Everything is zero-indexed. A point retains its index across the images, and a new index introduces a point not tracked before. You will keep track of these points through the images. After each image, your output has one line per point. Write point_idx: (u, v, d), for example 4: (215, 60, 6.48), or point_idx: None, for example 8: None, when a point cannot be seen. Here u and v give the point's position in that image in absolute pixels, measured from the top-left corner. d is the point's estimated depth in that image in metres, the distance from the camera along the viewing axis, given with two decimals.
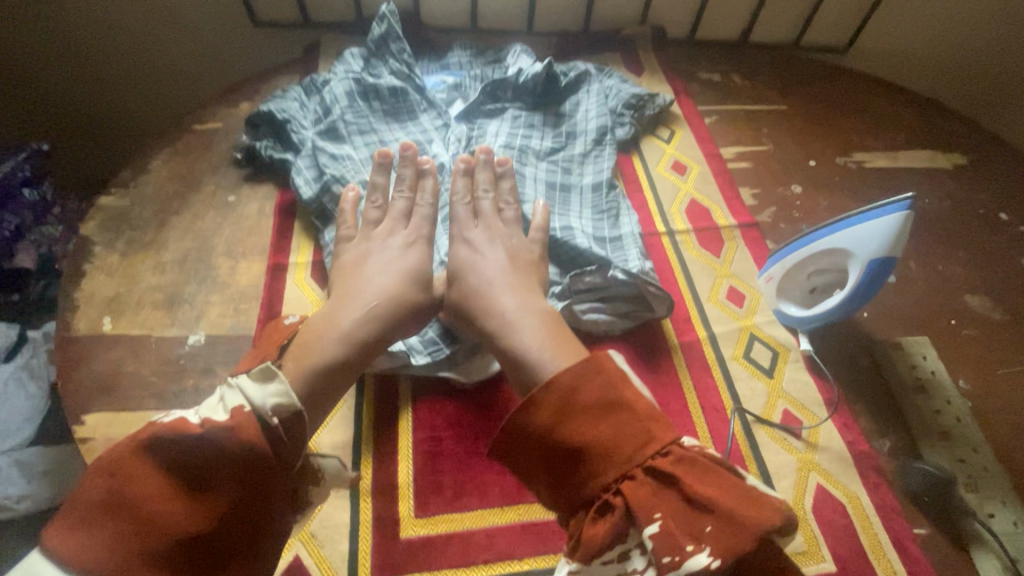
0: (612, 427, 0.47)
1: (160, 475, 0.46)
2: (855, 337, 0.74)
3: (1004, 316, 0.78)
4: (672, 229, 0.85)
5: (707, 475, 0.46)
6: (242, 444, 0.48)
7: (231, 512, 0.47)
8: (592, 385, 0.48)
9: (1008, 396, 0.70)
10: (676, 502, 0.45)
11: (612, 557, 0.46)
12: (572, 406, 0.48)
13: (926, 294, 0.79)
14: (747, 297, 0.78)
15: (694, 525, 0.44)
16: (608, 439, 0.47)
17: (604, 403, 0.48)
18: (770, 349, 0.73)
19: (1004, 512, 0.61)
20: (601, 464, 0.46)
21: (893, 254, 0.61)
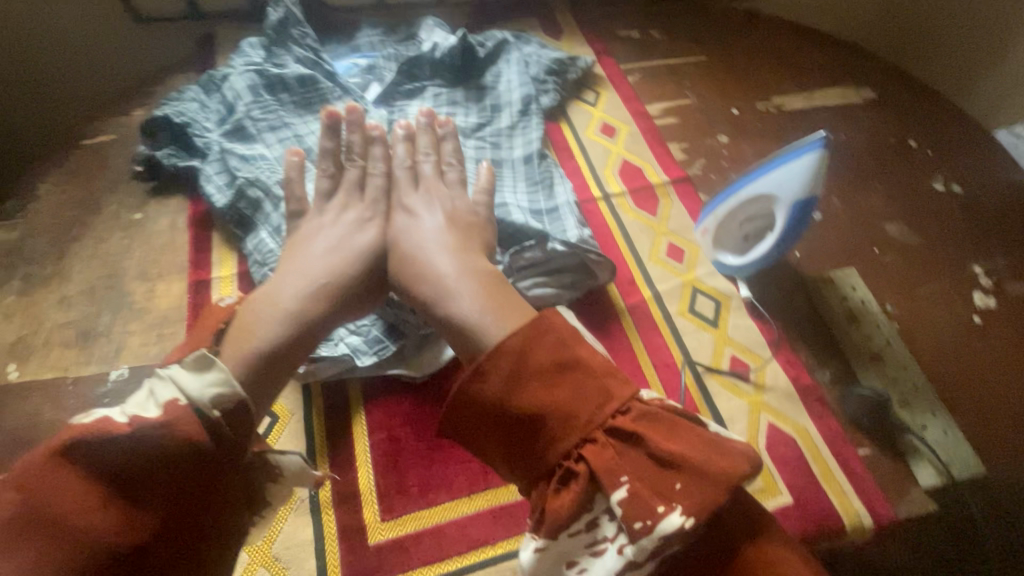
0: (568, 391, 0.46)
1: (86, 485, 0.40)
2: (790, 277, 0.76)
3: (920, 239, 0.83)
4: (608, 193, 0.85)
5: (670, 430, 0.46)
6: (186, 444, 0.43)
7: (172, 520, 0.42)
8: (541, 353, 0.47)
9: (929, 314, 0.75)
10: (642, 462, 0.45)
11: (582, 526, 0.46)
12: (525, 369, 0.46)
13: (849, 227, 0.83)
14: (686, 252, 0.79)
15: (664, 484, 0.44)
16: (566, 407, 0.45)
17: (558, 364, 0.47)
18: (712, 300, 0.75)
19: (935, 422, 0.66)
20: (558, 430, 0.45)
21: (812, 192, 0.63)
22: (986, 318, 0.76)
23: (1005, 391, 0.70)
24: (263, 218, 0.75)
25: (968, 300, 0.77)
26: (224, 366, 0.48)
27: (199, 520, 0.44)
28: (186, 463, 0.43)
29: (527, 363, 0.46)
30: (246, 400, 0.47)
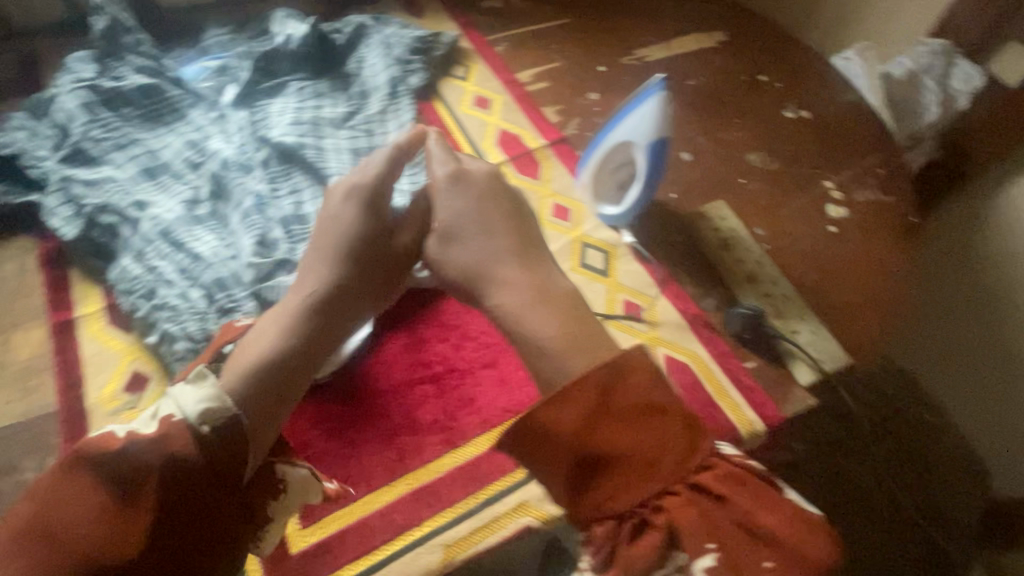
0: (651, 433, 0.47)
1: (82, 506, 0.41)
2: (668, 217, 0.81)
3: (778, 164, 0.90)
4: (490, 164, 0.86)
5: (756, 497, 0.48)
6: (184, 460, 0.44)
7: (172, 542, 0.43)
8: (617, 397, 0.47)
9: (792, 231, 0.82)
10: (732, 530, 0.46)
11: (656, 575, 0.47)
12: (609, 409, 0.47)
13: (716, 164, 0.89)
14: (571, 209, 0.82)
15: (754, 562, 0.45)
16: (645, 452, 0.47)
17: (645, 405, 0.47)
18: (600, 250, 0.78)
19: (804, 326, 0.73)
20: (635, 478, 0.47)
21: (661, 134, 0.65)
22: (841, 226, 0.84)
23: (861, 287, 0.79)
24: (123, 245, 0.70)
25: (823, 212, 0.85)
26: (216, 383, 0.48)
27: (204, 539, 0.44)
28: (188, 478, 0.44)
29: (608, 405, 0.47)
30: (236, 415, 0.47)
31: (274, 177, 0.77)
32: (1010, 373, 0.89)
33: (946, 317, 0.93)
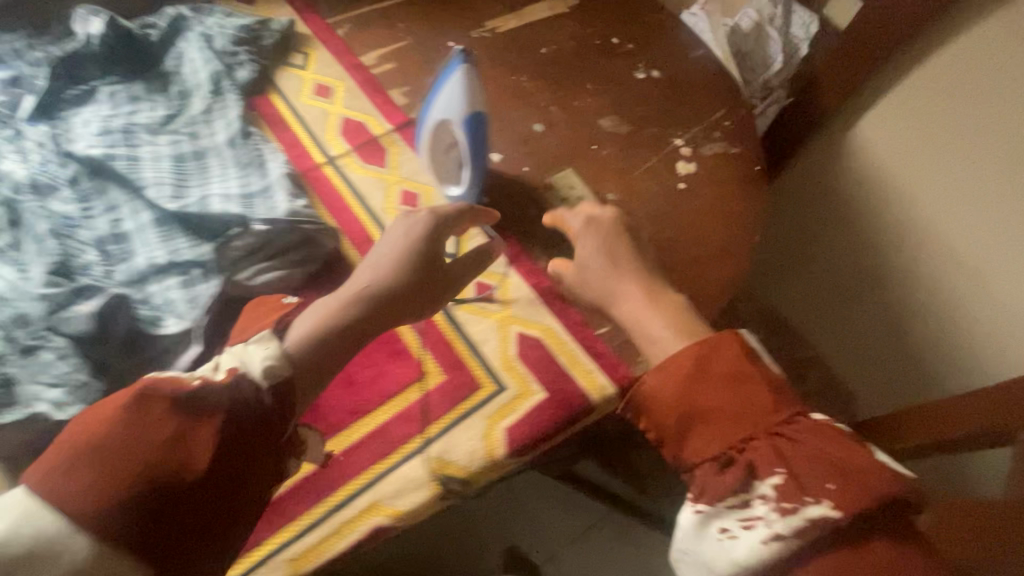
0: (731, 394, 0.56)
1: (170, 425, 0.46)
2: (519, 192, 0.81)
3: (630, 128, 0.91)
4: (332, 156, 0.82)
5: (825, 449, 0.52)
6: (256, 400, 0.50)
7: (243, 469, 0.48)
8: (715, 367, 0.57)
9: (643, 194, 0.84)
10: (802, 464, 0.52)
11: (736, 504, 0.52)
12: (705, 371, 0.57)
13: (568, 133, 0.89)
14: (420, 194, 0.79)
15: (816, 484, 0.50)
16: (731, 411, 0.55)
17: (731, 376, 0.56)
18: (451, 236, 0.77)
19: None
20: (727, 426, 0.55)
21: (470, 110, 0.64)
22: (691, 181, 0.85)
23: (710, 239, 0.81)
24: None
25: (673, 170, 0.86)
26: (272, 346, 0.54)
27: (250, 483, 0.49)
28: (244, 421, 0.49)
29: (708, 373, 0.57)
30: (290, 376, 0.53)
31: (85, 197, 0.71)
32: (855, 298, 1.12)
33: (812, 264, 1.18)
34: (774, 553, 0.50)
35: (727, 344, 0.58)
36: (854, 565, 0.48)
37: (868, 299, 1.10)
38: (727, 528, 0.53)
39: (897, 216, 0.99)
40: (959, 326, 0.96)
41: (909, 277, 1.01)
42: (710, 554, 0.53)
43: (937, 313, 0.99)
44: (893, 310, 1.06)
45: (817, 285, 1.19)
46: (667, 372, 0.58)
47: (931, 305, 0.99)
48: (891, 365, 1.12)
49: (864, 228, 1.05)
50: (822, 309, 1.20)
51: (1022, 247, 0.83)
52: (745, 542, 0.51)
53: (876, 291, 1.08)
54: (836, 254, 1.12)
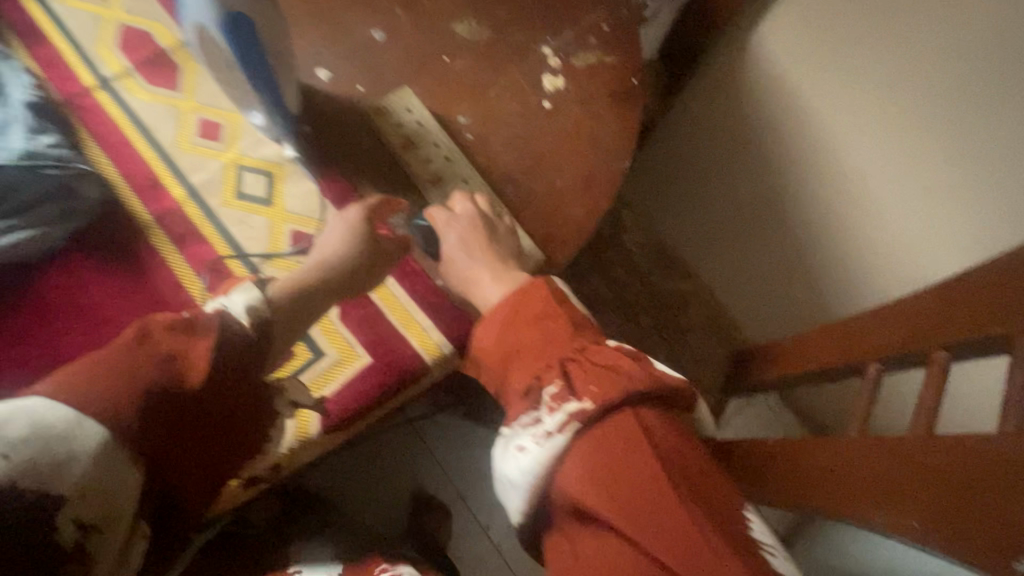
0: (531, 329, 0.52)
1: (158, 349, 0.42)
2: (346, 116, 0.67)
3: (490, 33, 0.76)
4: (105, 77, 0.65)
5: (603, 360, 0.49)
6: (240, 334, 0.46)
7: (224, 402, 0.46)
8: (525, 307, 0.53)
9: (501, 116, 0.72)
10: (579, 373, 0.49)
11: (527, 419, 0.49)
12: (509, 312, 0.53)
13: (415, 40, 0.74)
14: (223, 124, 0.64)
15: (584, 385, 0.48)
16: (532, 346, 0.51)
17: (534, 317, 0.53)
18: (261, 174, 0.63)
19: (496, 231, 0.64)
20: (529, 358, 0.51)
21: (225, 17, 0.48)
22: (556, 99, 0.74)
23: (574, 168, 0.71)
24: None
25: (538, 86, 0.74)
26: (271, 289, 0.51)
27: (230, 419, 0.48)
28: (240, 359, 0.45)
29: (520, 313, 0.53)
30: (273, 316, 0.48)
31: None
32: (735, 229, 1.04)
33: (693, 202, 1.10)
34: (558, 453, 0.46)
35: (534, 284, 0.55)
36: (602, 443, 0.45)
37: (745, 230, 1.03)
38: (519, 446, 0.48)
39: (763, 138, 0.92)
40: (831, 265, 0.91)
41: (777, 205, 0.95)
42: (511, 476, 0.49)
43: (807, 241, 0.93)
44: (769, 240, 0.99)
45: (698, 220, 1.11)
46: (486, 321, 0.54)
47: (802, 232, 0.93)
48: (772, 301, 1.06)
49: (733, 156, 0.98)
50: (708, 243, 1.12)
51: (898, 176, 0.76)
52: (533, 453, 0.47)
53: (753, 221, 1.00)
54: (710, 185, 1.05)
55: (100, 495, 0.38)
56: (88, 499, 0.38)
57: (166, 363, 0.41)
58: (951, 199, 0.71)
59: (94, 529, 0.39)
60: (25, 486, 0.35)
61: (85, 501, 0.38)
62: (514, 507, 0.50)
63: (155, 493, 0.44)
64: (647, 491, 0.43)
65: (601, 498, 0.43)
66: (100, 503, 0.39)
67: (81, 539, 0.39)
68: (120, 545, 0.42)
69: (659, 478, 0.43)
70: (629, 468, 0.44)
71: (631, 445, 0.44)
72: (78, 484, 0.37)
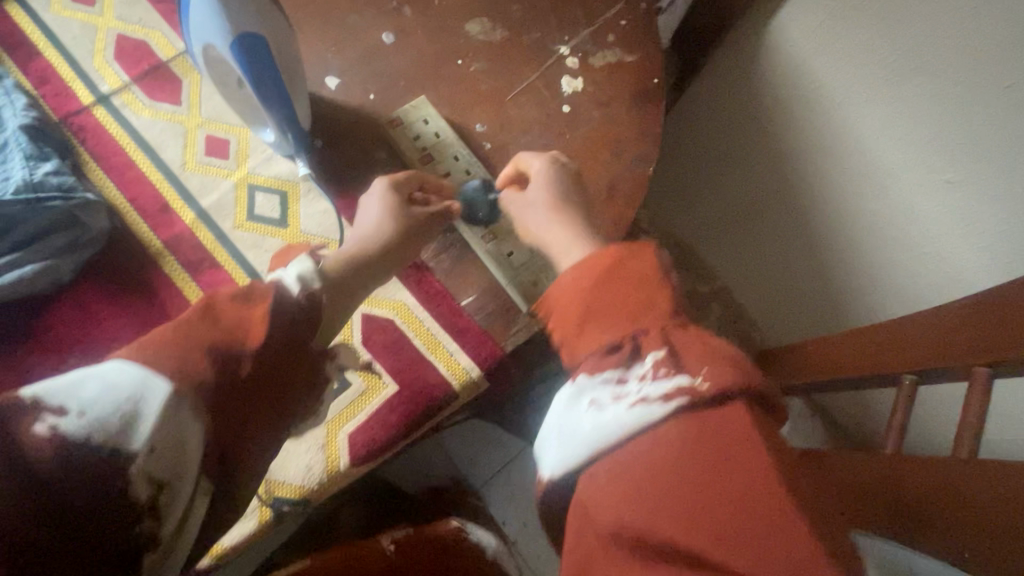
0: (629, 286, 0.47)
1: (229, 316, 0.42)
2: (361, 130, 0.64)
3: (505, 34, 0.73)
4: (103, 93, 0.61)
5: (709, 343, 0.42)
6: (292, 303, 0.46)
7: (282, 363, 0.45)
8: (621, 269, 0.49)
9: (520, 122, 0.69)
10: (685, 345, 0.42)
11: (611, 375, 0.43)
12: (609, 270, 0.49)
13: (427, 44, 0.71)
14: (231, 141, 0.61)
15: (692, 362, 0.41)
16: (620, 305, 0.46)
17: (638, 280, 0.48)
18: (274, 193, 0.60)
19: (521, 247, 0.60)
20: (627, 313, 0.46)
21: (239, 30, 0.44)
22: (575, 103, 0.71)
23: (595, 176, 0.68)
24: None
25: (557, 89, 0.71)
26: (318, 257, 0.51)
27: (291, 380, 0.46)
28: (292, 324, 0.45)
29: (618, 273, 0.48)
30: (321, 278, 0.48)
31: None
32: (756, 221, 1.03)
33: (714, 192, 1.08)
34: (642, 424, 0.39)
35: (637, 250, 0.50)
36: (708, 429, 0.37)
37: (764, 222, 1.01)
38: (590, 401, 0.42)
39: (778, 131, 0.91)
40: (846, 278, 0.91)
41: (796, 198, 0.93)
42: (571, 431, 0.42)
43: (829, 233, 0.90)
44: (791, 232, 0.97)
45: (716, 212, 1.10)
46: (575, 272, 0.49)
47: (825, 224, 0.90)
48: (796, 295, 1.03)
49: (748, 149, 0.97)
50: (727, 237, 1.11)
51: (931, 206, 0.74)
52: (609, 414, 0.40)
53: (772, 213, 0.99)
54: (727, 177, 1.04)
55: (164, 448, 0.37)
56: (155, 453, 0.37)
57: (228, 332, 0.42)
58: (985, 183, 0.66)
59: (164, 485, 0.38)
60: (95, 454, 0.35)
61: (151, 455, 0.36)
62: (552, 463, 0.43)
63: (220, 452, 0.41)
64: (738, 508, 0.34)
65: (671, 498, 0.35)
66: (168, 456, 0.37)
67: (153, 495, 0.37)
68: (179, 518, 0.39)
69: (759, 498, 0.34)
70: (726, 480, 0.36)
71: (734, 448, 0.36)
72: (144, 441, 0.36)
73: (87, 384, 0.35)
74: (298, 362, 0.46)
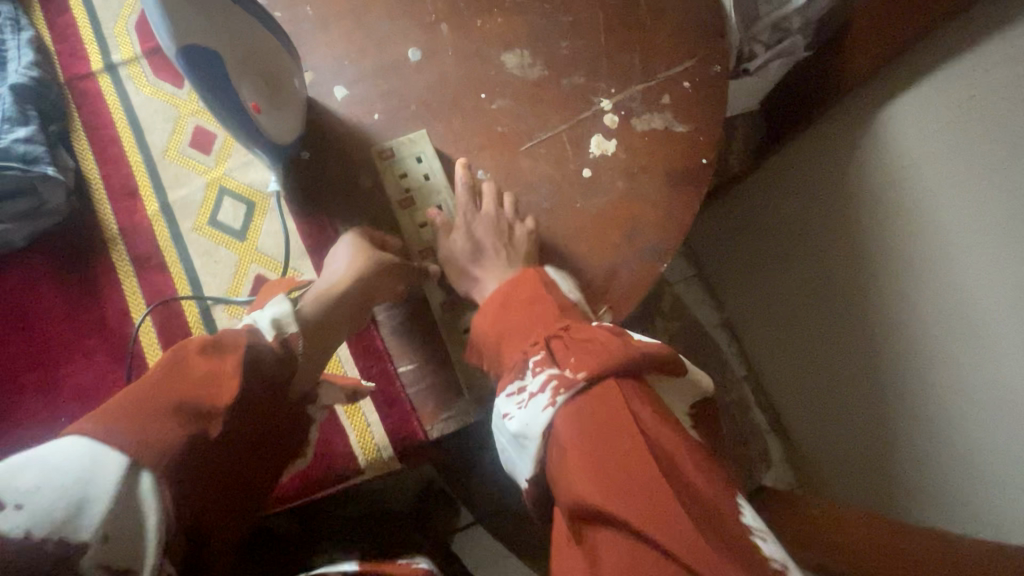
0: (528, 312, 0.49)
1: (200, 369, 0.41)
2: (348, 152, 0.58)
3: (543, 70, 0.64)
4: (113, 61, 0.62)
5: (578, 337, 0.44)
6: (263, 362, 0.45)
7: (254, 424, 0.45)
8: (519, 291, 0.51)
9: (529, 177, 0.61)
10: (561, 343, 0.44)
11: (514, 389, 0.44)
12: (511, 296, 0.51)
13: (453, 66, 0.63)
14: (217, 137, 0.61)
15: (563, 358, 0.42)
16: (526, 326, 0.48)
17: (533, 300, 0.50)
18: (241, 202, 0.60)
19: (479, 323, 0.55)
20: (524, 339, 0.47)
21: (184, 42, 0.39)
22: (600, 167, 0.62)
23: (597, 257, 0.59)
24: None
25: (583, 147, 0.62)
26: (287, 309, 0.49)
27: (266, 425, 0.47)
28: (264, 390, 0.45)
29: (510, 298, 0.50)
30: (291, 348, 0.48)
31: None
32: (789, 324, 0.94)
33: (738, 278, 1.04)
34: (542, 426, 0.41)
35: (525, 273, 0.52)
36: (578, 410, 0.39)
37: (828, 334, 0.86)
38: (507, 416, 0.44)
39: (863, 239, 0.75)
40: (819, 418, 0.93)
41: (870, 320, 0.77)
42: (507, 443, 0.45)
43: (903, 375, 0.74)
44: (857, 358, 0.81)
45: (756, 299, 1.01)
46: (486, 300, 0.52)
47: (836, 358, 0.85)
48: (845, 424, 0.87)
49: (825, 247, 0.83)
50: (772, 326, 0.98)
51: (899, 399, 0.75)
52: (518, 418, 0.42)
53: (813, 320, 0.88)
54: (801, 267, 0.89)
55: (119, 536, 0.34)
56: (109, 542, 0.34)
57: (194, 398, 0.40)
58: (987, 416, 0.63)
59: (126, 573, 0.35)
60: (42, 534, 0.32)
61: (105, 542, 0.34)
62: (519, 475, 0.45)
63: (189, 526, 0.39)
64: (607, 466, 0.36)
65: (575, 465, 0.37)
66: (124, 546, 0.35)
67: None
68: None
69: (638, 454, 0.35)
70: (597, 447, 0.37)
71: (596, 419, 0.38)
72: (94, 526, 0.33)
73: (25, 470, 0.34)
74: (269, 416, 0.47)
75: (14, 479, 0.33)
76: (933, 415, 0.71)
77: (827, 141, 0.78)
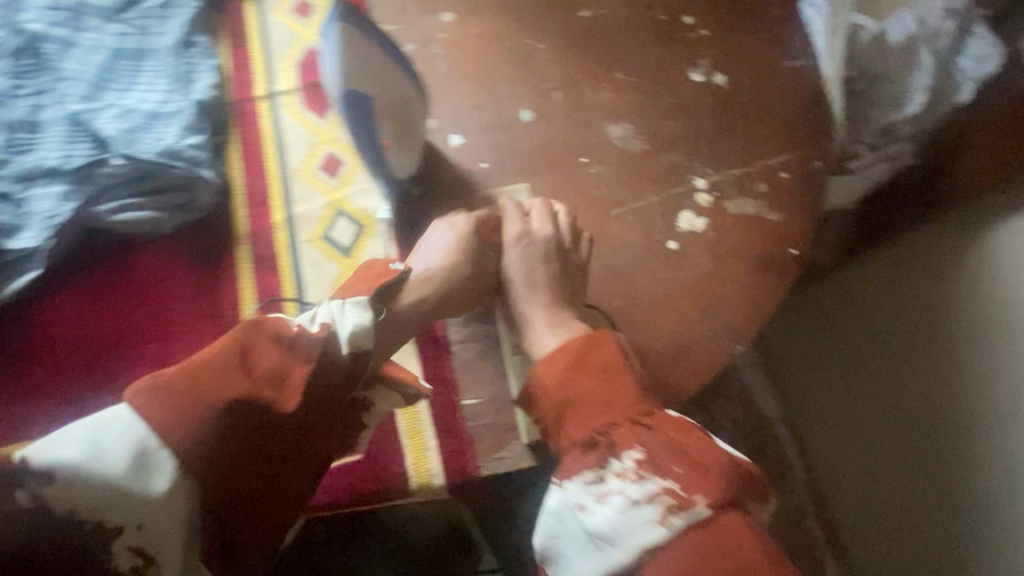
0: (598, 380, 0.51)
1: (263, 363, 0.47)
2: (454, 194, 0.64)
3: (645, 145, 0.68)
4: (274, 90, 0.70)
5: (675, 443, 0.47)
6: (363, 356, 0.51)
7: (300, 432, 0.48)
8: (592, 354, 0.53)
9: (615, 242, 0.64)
10: (649, 438, 0.48)
11: (592, 479, 0.47)
12: (584, 364, 0.52)
13: (562, 129, 0.68)
14: (345, 164, 0.67)
15: (666, 469, 0.46)
16: (595, 398, 0.51)
17: (606, 365, 0.52)
18: (354, 225, 0.65)
19: None
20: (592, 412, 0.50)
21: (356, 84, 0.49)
22: (687, 243, 0.63)
23: (670, 330, 0.60)
24: None
25: (673, 221, 0.64)
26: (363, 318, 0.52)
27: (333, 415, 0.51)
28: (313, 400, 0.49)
29: (582, 360, 0.53)
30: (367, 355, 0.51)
31: (22, 73, 0.68)
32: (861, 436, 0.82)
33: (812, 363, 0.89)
34: (635, 540, 0.44)
35: (597, 334, 0.54)
36: (696, 535, 0.43)
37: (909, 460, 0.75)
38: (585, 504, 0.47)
39: (968, 375, 0.68)
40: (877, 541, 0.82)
41: (970, 461, 0.69)
42: (571, 527, 0.48)
43: (984, 528, 0.67)
44: (932, 489, 0.73)
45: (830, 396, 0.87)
46: (552, 358, 0.54)
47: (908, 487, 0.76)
48: (899, 550, 0.78)
49: (904, 369, 0.75)
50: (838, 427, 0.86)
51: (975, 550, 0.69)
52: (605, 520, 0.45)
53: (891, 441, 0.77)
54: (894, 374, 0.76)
55: (150, 525, 0.42)
56: (143, 527, 0.42)
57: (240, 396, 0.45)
58: None
59: (148, 559, 0.43)
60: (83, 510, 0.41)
61: (139, 529, 0.42)
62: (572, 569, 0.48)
63: (221, 524, 0.46)
64: None
65: None
66: (154, 530, 0.43)
67: (139, 564, 0.43)
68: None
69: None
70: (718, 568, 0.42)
71: (716, 547, 0.42)
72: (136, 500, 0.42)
73: (101, 438, 0.42)
74: (320, 429, 0.50)
75: (97, 444, 0.42)
76: (1023, 574, 0.64)
77: (929, 253, 0.73)
